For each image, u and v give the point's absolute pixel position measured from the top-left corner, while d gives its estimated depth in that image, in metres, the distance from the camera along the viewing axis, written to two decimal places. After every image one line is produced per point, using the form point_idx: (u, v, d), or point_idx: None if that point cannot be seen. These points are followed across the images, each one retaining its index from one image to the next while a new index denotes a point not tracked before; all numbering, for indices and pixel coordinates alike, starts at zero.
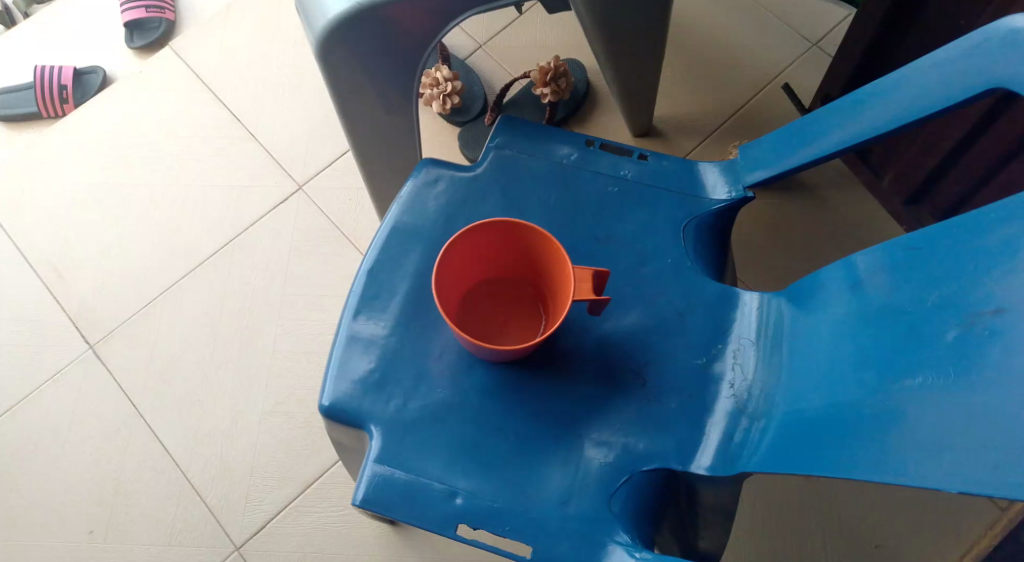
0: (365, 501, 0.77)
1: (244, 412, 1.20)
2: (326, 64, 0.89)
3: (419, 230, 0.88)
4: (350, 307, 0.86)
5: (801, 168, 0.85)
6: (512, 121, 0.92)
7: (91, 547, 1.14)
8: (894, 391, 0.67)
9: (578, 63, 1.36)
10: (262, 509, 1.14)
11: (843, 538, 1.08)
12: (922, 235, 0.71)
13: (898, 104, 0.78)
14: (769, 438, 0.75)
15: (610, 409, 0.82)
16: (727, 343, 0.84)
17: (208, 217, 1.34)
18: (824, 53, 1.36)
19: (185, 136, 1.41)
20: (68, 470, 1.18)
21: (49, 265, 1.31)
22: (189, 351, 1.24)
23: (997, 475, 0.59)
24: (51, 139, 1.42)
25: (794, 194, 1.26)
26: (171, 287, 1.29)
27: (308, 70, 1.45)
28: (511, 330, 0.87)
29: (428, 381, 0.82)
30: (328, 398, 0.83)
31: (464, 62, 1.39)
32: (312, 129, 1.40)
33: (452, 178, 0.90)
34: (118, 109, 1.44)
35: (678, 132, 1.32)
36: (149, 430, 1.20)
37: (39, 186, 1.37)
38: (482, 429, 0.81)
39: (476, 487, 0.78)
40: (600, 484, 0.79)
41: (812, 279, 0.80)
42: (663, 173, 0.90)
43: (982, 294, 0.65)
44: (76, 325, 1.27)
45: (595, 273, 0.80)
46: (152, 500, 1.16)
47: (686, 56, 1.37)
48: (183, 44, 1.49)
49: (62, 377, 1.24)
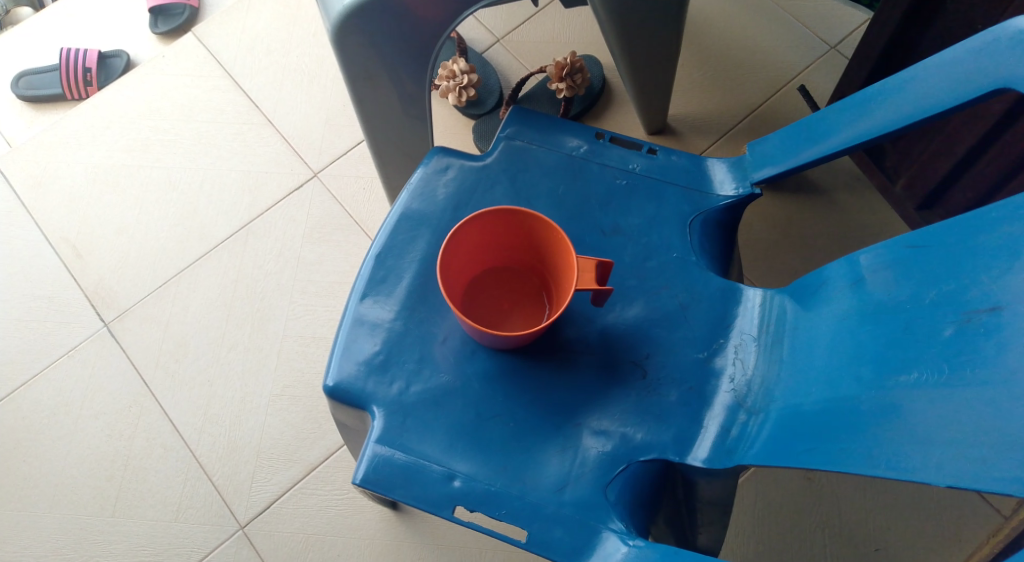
0: (366, 480, 0.79)
1: (252, 395, 1.22)
2: (340, 51, 0.90)
3: (428, 217, 0.89)
4: (357, 290, 0.87)
5: (808, 165, 0.86)
6: (523, 112, 0.93)
7: (99, 521, 1.16)
8: (889, 387, 0.68)
9: (594, 60, 1.37)
10: (267, 490, 1.16)
11: (843, 540, 1.08)
12: (923, 234, 0.71)
13: (906, 103, 0.79)
14: (766, 431, 0.76)
15: (610, 398, 0.82)
16: (728, 337, 0.84)
17: (225, 201, 1.36)
18: (840, 56, 1.36)
19: (205, 121, 1.43)
20: (79, 445, 1.20)
21: (67, 243, 1.34)
22: (201, 333, 1.26)
23: (985, 469, 0.60)
24: (75, 120, 1.44)
25: (805, 195, 1.26)
26: (185, 269, 1.31)
27: (327, 60, 1.47)
28: (515, 317, 0.88)
29: (431, 364, 0.84)
30: (333, 379, 0.84)
31: (481, 55, 1.40)
32: (329, 118, 1.42)
33: (462, 166, 0.91)
34: (140, 92, 1.46)
35: (691, 132, 1.32)
36: (159, 407, 1.22)
37: (60, 165, 1.40)
38: (482, 414, 0.82)
39: (474, 471, 0.79)
40: (597, 472, 0.80)
41: (814, 277, 0.81)
42: (671, 168, 0.91)
43: (979, 292, 0.66)
44: (91, 303, 1.29)
45: (598, 263, 0.81)
46: (159, 476, 1.18)
47: (703, 56, 1.37)
48: (205, 30, 1.51)
49: (76, 353, 1.26)
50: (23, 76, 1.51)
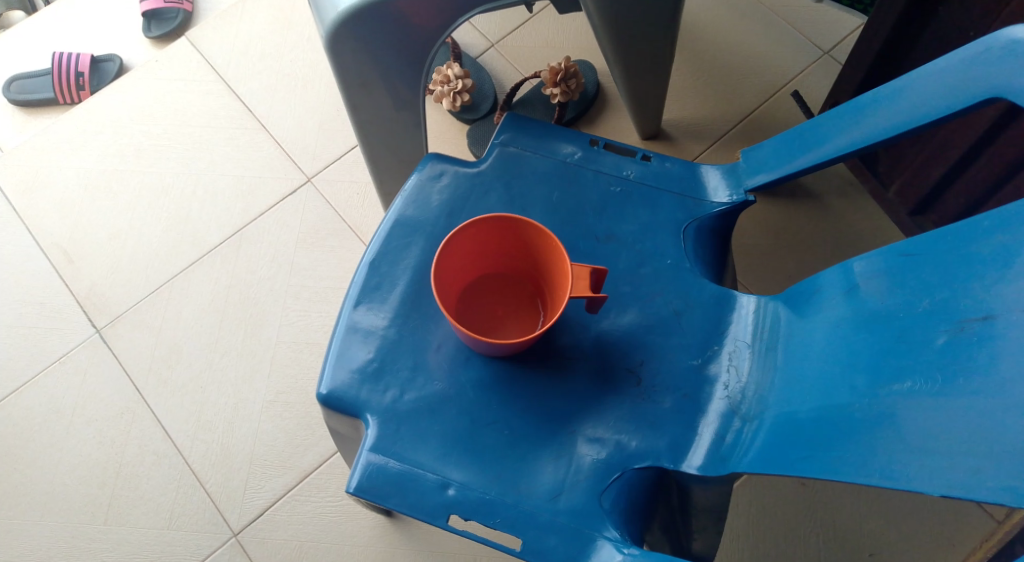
0: (359, 488, 0.78)
1: (246, 401, 1.21)
2: (335, 57, 0.90)
3: (421, 224, 0.89)
4: (351, 297, 0.87)
5: (802, 173, 0.86)
6: (517, 119, 0.93)
7: (91, 529, 1.15)
8: (883, 395, 0.68)
9: (588, 64, 1.37)
10: (260, 496, 1.16)
11: (837, 544, 1.09)
12: (916, 242, 0.71)
13: (899, 111, 0.79)
14: (760, 439, 0.76)
15: (604, 406, 0.82)
16: (723, 344, 0.84)
17: (219, 206, 1.35)
18: (834, 61, 1.36)
19: (199, 125, 1.42)
20: (71, 453, 1.20)
21: (59, 249, 1.33)
22: (194, 338, 1.25)
23: (979, 479, 0.60)
24: (67, 125, 1.43)
25: (799, 201, 1.26)
26: (178, 274, 1.30)
27: (321, 64, 1.47)
28: (509, 324, 0.88)
29: (425, 372, 0.83)
30: (326, 386, 0.83)
31: (475, 60, 1.40)
32: (323, 122, 1.41)
33: (456, 173, 0.91)
34: (133, 97, 1.45)
35: (686, 136, 1.32)
36: (152, 414, 1.21)
37: (52, 171, 1.39)
38: (477, 422, 0.81)
39: (468, 479, 0.79)
40: (591, 480, 0.79)
41: (808, 283, 0.81)
42: (666, 175, 0.91)
43: (972, 301, 0.66)
44: (84, 309, 1.28)
45: (592, 270, 0.81)
46: (153, 483, 1.17)
47: (697, 61, 1.37)
48: (198, 34, 1.51)
49: (68, 360, 1.25)
50: (15, 80, 1.50)
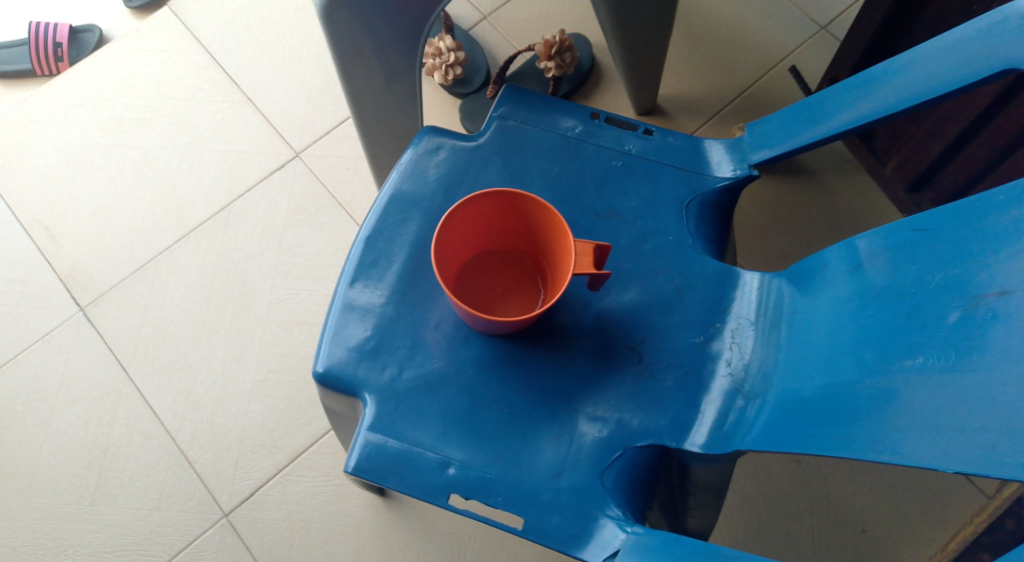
0: (358, 468, 0.77)
1: (235, 380, 1.19)
2: (330, 27, 0.87)
3: (418, 199, 0.87)
4: (346, 274, 0.85)
5: (808, 147, 0.85)
6: (516, 92, 0.91)
7: (78, 509, 1.13)
8: (893, 373, 0.67)
9: (582, 38, 1.35)
10: (251, 476, 1.14)
11: (830, 520, 1.09)
12: (928, 217, 0.71)
13: (910, 84, 0.77)
14: (766, 416, 0.76)
15: (606, 384, 0.81)
16: (725, 321, 0.84)
17: (205, 181, 1.32)
18: (832, 37, 1.35)
19: (183, 98, 1.39)
20: (56, 433, 1.17)
21: (40, 225, 1.30)
22: (181, 316, 1.23)
23: (993, 455, 0.59)
24: (45, 98, 1.39)
25: (795, 177, 1.25)
26: (164, 251, 1.27)
27: (310, 36, 1.44)
28: (508, 301, 0.86)
29: (424, 350, 0.82)
30: (323, 364, 0.82)
31: (468, 33, 1.37)
32: (311, 97, 1.38)
33: (453, 147, 0.89)
34: (115, 69, 1.41)
35: (682, 112, 1.30)
36: (138, 393, 1.19)
37: (31, 145, 1.35)
38: (477, 401, 0.80)
39: (468, 457, 0.78)
40: (594, 458, 0.79)
41: (812, 261, 0.80)
42: (668, 149, 0.89)
43: (987, 276, 0.65)
44: (66, 286, 1.26)
45: (596, 247, 0.79)
46: (140, 463, 1.15)
47: (694, 35, 1.36)
48: (181, 4, 1.47)
49: (51, 338, 1.22)
50: None
